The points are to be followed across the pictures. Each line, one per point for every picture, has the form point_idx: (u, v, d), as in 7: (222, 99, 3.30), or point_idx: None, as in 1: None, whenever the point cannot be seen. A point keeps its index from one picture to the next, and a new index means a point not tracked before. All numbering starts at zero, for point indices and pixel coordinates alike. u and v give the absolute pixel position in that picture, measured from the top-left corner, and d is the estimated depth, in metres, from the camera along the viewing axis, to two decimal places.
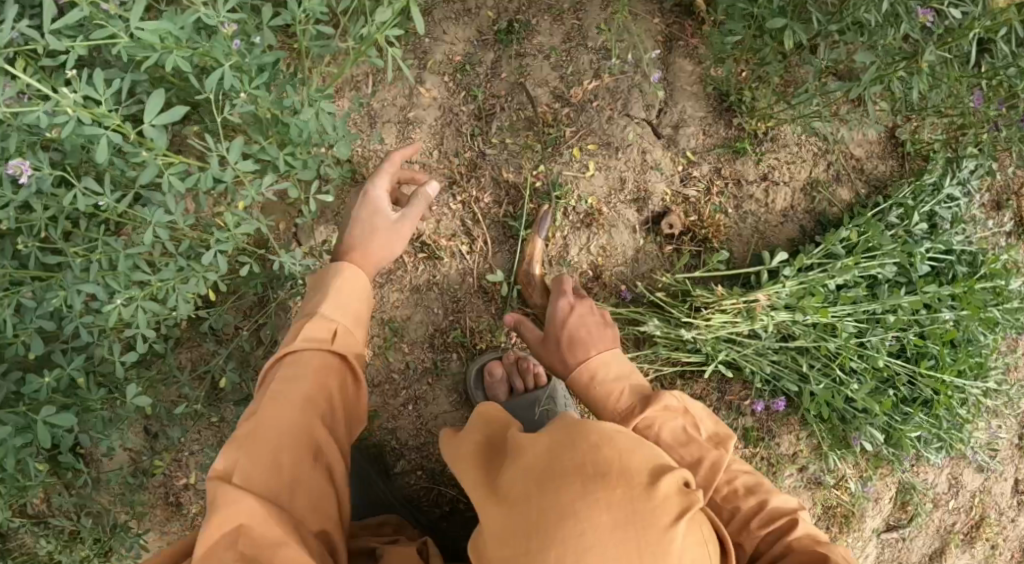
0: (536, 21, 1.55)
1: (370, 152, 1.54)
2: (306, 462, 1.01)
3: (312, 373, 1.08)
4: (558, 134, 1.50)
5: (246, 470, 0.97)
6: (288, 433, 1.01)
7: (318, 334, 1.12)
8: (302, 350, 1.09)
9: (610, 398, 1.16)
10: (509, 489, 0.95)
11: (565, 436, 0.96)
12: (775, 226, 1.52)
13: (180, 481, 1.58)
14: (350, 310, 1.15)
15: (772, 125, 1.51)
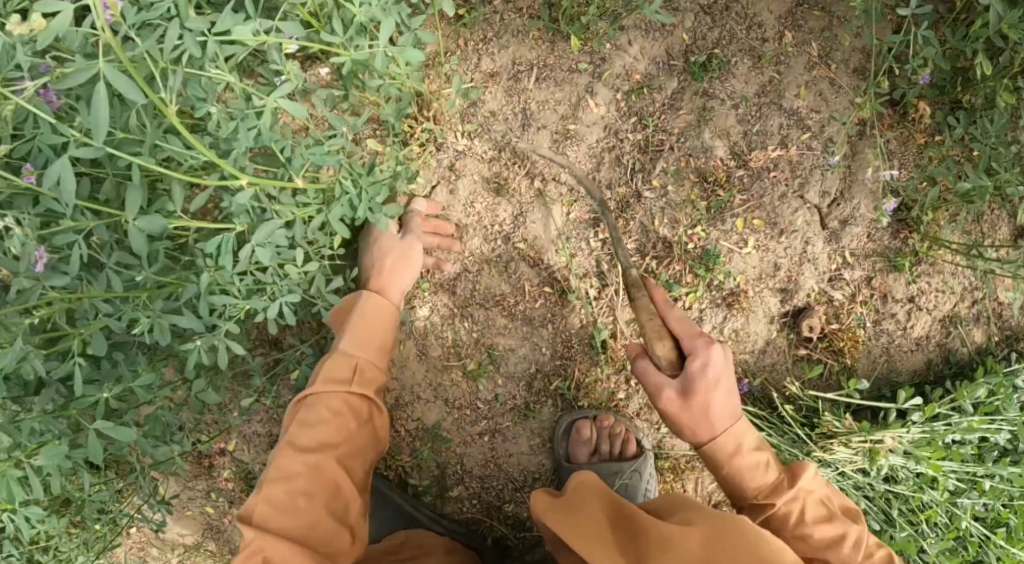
0: (735, 60, 1.38)
1: (519, 157, 1.37)
2: (335, 518, 1.07)
3: (331, 415, 1.13)
4: (726, 197, 1.36)
5: (265, 513, 1.04)
6: (296, 479, 1.06)
7: (339, 373, 1.17)
8: (323, 392, 1.14)
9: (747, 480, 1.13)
10: None
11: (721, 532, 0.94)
12: (906, 352, 1.42)
13: (217, 446, 1.49)
14: (372, 344, 1.22)
15: (938, 249, 1.38)
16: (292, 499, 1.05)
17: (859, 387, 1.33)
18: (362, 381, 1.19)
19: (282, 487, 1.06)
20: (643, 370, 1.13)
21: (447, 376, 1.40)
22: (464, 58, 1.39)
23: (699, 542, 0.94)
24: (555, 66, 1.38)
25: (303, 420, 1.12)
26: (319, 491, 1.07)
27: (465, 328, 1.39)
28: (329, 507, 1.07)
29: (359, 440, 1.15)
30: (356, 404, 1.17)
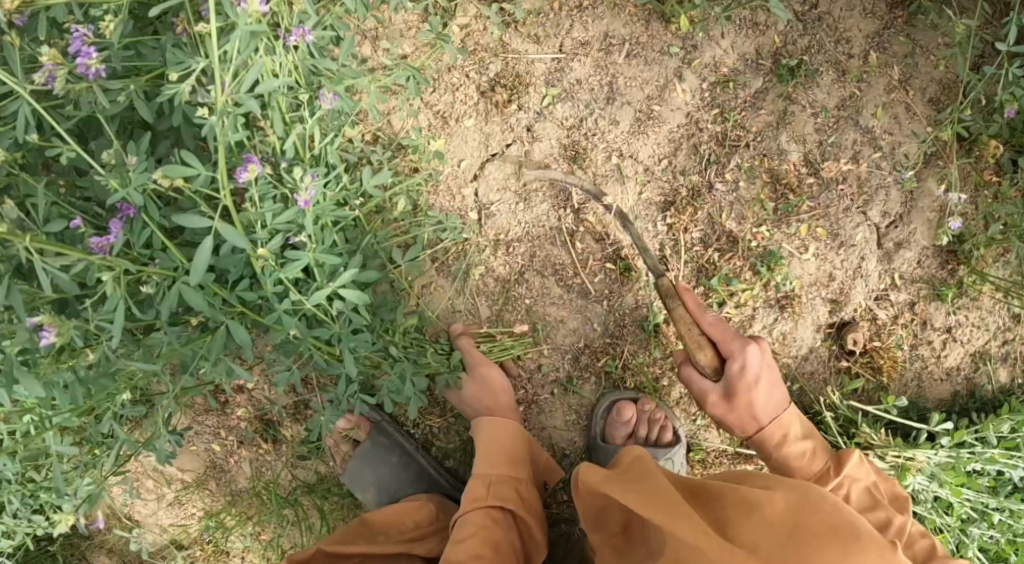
0: (821, 70, 1.39)
1: (599, 130, 1.37)
2: None
3: (501, 499, 1.19)
4: (794, 202, 1.38)
5: None
6: (445, 554, 1.11)
7: (500, 468, 1.23)
8: (486, 485, 1.21)
9: (801, 460, 1.16)
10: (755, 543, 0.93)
11: (799, 501, 0.97)
12: (936, 380, 1.45)
13: (236, 383, 1.46)
14: (520, 439, 1.27)
15: (982, 285, 1.42)
16: (461, 557, 1.11)
17: (897, 405, 1.36)
18: (523, 475, 1.25)
19: None
20: (687, 374, 1.22)
21: (491, 340, 1.38)
22: (558, 21, 1.37)
23: (779, 505, 0.97)
24: (647, 46, 1.37)
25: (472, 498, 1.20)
26: (496, 533, 1.16)
27: (517, 293, 1.38)
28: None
29: (517, 481, 1.24)
30: (517, 496, 1.22)
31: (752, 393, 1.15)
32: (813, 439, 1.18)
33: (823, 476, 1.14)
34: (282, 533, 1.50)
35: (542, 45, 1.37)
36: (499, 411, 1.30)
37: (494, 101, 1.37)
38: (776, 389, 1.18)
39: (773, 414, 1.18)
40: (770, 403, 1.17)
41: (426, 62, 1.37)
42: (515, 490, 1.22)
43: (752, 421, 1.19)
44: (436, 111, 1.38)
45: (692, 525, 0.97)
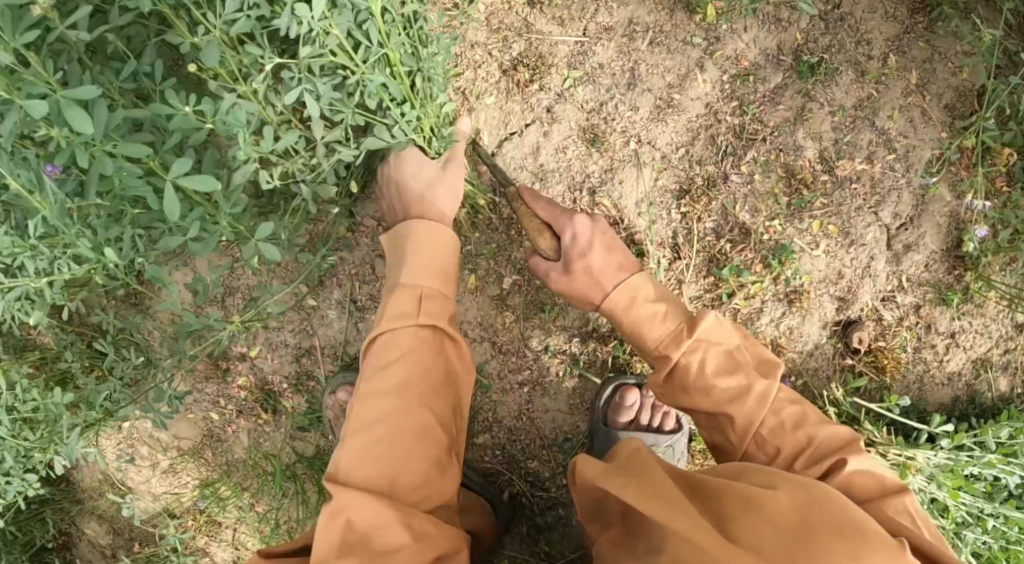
0: (841, 70, 1.40)
1: (619, 115, 1.37)
2: (421, 462, 1.04)
3: (409, 349, 1.11)
4: (808, 198, 1.39)
5: (348, 469, 1.01)
6: (379, 427, 1.04)
7: (404, 304, 1.14)
8: (398, 330, 1.12)
9: (689, 377, 1.09)
10: (759, 536, 0.88)
11: (804, 497, 0.92)
12: (937, 384, 1.46)
13: (238, 351, 1.46)
14: (427, 272, 1.18)
15: (988, 291, 1.42)
16: (392, 444, 1.03)
17: (899, 404, 1.37)
18: (429, 310, 1.15)
19: (368, 452, 1.02)
20: (535, 262, 1.25)
21: (499, 319, 1.39)
22: (583, 5, 1.37)
23: (783, 504, 0.91)
24: (670, 35, 1.38)
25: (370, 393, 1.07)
26: (409, 444, 1.03)
27: (528, 273, 1.38)
28: (409, 450, 1.03)
29: (437, 392, 1.09)
30: (428, 336, 1.13)
31: (632, 307, 1.16)
32: (720, 347, 1.10)
33: (739, 398, 1.05)
34: (276, 506, 1.49)
35: (566, 27, 1.38)
36: (418, 271, 1.18)
37: (515, 80, 1.37)
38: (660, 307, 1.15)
39: (663, 324, 1.13)
40: (654, 318, 1.14)
41: (450, 37, 1.37)
42: (431, 404, 1.08)
43: (643, 338, 1.14)
44: (456, 87, 1.38)
45: (692, 523, 0.90)
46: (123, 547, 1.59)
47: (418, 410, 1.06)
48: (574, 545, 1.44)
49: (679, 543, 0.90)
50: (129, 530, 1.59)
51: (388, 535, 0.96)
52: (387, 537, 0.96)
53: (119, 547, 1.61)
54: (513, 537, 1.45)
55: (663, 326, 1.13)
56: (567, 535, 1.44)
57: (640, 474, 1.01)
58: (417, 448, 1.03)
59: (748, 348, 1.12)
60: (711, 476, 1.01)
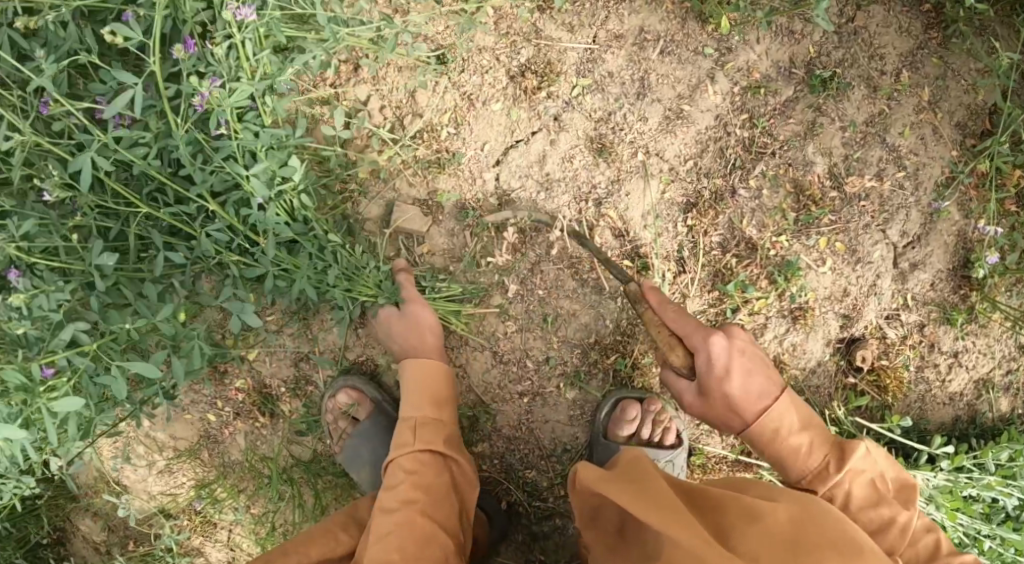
0: (853, 84, 1.38)
1: (627, 126, 1.35)
2: (434, 563, 1.08)
3: (415, 468, 1.18)
4: (816, 215, 1.37)
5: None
6: (390, 534, 1.10)
7: (405, 437, 1.22)
8: (399, 456, 1.19)
9: (797, 457, 1.10)
10: (752, 549, 0.86)
11: (803, 513, 0.90)
12: (938, 404, 1.45)
13: (237, 353, 1.48)
14: (426, 397, 1.25)
15: (993, 312, 1.41)
16: (404, 544, 1.08)
17: (901, 424, 1.36)
18: (432, 433, 1.22)
19: (384, 549, 1.08)
20: (632, 290, 1.24)
21: (501, 329, 1.38)
22: (594, 11, 1.35)
23: (782, 518, 0.90)
24: (682, 44, 1.36)
25: (385, 508, 1.14)
26: (415, 545, 1.08)
27: (531, 283, 1.36)
28: (420, 552, 1.08)
29: (444, 505, 1.15)
30: (431, 457, 1.20)
31: (722, 383, 1.13)
32: (797, 424, 1.12)
33: (818, 479, 1.08)
34: (271, 507, 1.56)
35: (576, 34, 1.35)
36: (415, 403, 1.25)
37: (523, 86, 1.35)
38: (763, 379, 1.15)
39: (758, 407, 1.14)
40: (750, 394, 1.14)
41: (458, 40, 1.34)
42: (439, 515, 1.14)
43: (738, 416, 1.15)
44: (463, 92, 1.36)
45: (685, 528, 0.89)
46: (117, 541, 1.66)
47: (426, 518, 1.12)
48: (567, 555, 1.45)
49: (675, 551, 0.89)
50: (123, 528, 1.66)
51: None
52: None
53: (113, 544, 1.68)
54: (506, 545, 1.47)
55: (768, 393, 1.14)
56: (563, 545, 1.44)
57: (638, 482, 1.00)
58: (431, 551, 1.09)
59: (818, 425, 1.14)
60: (713, 489, 0.99)
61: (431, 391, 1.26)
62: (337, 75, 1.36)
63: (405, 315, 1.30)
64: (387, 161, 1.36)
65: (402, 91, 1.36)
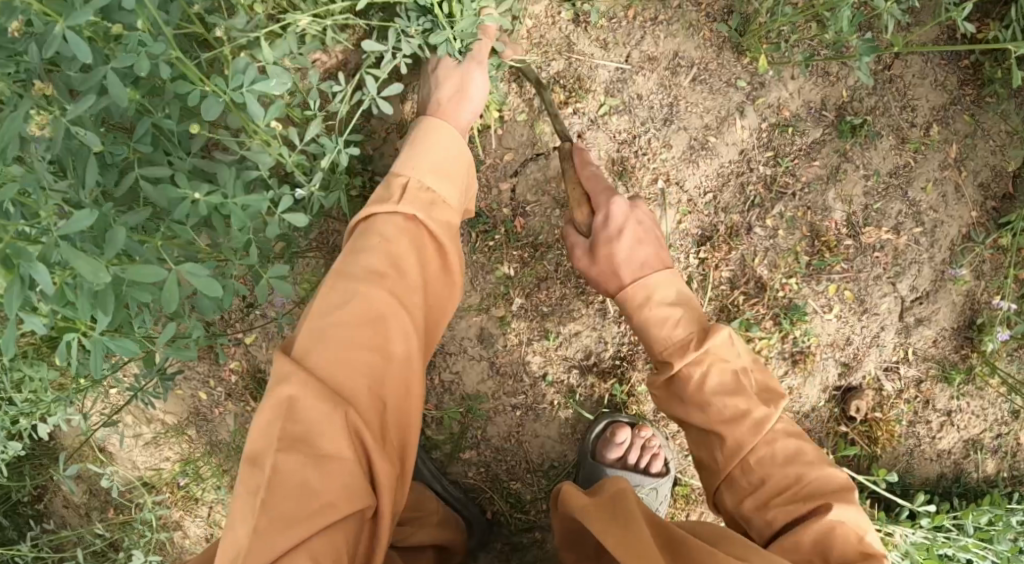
0: (882, 134, 1.36)
1: (652, 151, 1.33)
2: (383, 355, 0.96)
3: (396, 237, 1.02)
4: (828, 261, 1.37)
5: (314, 345, 0.93)
6: (347, 306, 0.96)
7: (388, 195, 1.06)
8: (381, 219, 1.04)
9: (664, 326, 1.11)
10: None
11: None
12: (925, 459, 1.46)
13: (234, 336, 1.50)
14: (436, 165, 1.11)
15: (992, 376, 1.41)
16: (364, 335, 0.95)
17: (888, 479, 1.37)
18: (425, 208, 1.06)
19: (334, 322, 0.95)
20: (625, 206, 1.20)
21: (500, 340, 1.38)
22: (629, 31, 1.33)
23: None
24: (715, 74, 1.34)
25: (345, 271, 0.99)
26: (369, 334, 0.95)
27: (536, 300, 1.36)
28: (374, 339, 0.95)
29: (416, 292, 1.01)
30: (417, 232, 1.05)
31: (654, 299, 1.13)
32: (726, 364, 1.08)
33: (735, 420, 1.05)
34: None
35: (609, 52, 1.33)
36: (421, 165, 1.11)
37: (550, 100, 1.33)
38: (652, 244, 1.17)
39: (637, 274, 1.15)
40: (633, 257, 1.15)
41: None
42: (405, 295, 1.00)
43: (615, 278, 1.16)
44: (489, 98, 1.33)
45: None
46: (98, 504, 1.70)
47: (391, 298, 0.98)
48: None
49: None
50: (104, 494, 1.69)
51: (329, 415, 0.89)
52: (331, 436, 0.88)
53: (93, 507, 1.72)
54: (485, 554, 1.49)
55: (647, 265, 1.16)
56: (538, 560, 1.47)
57: (612, 522, 0.97)
58: (382, 340, 0.96)
59: (754, 373, 1.11)
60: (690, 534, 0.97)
61: (444, 165, 1.12)
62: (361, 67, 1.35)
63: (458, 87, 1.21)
64: None
65: None
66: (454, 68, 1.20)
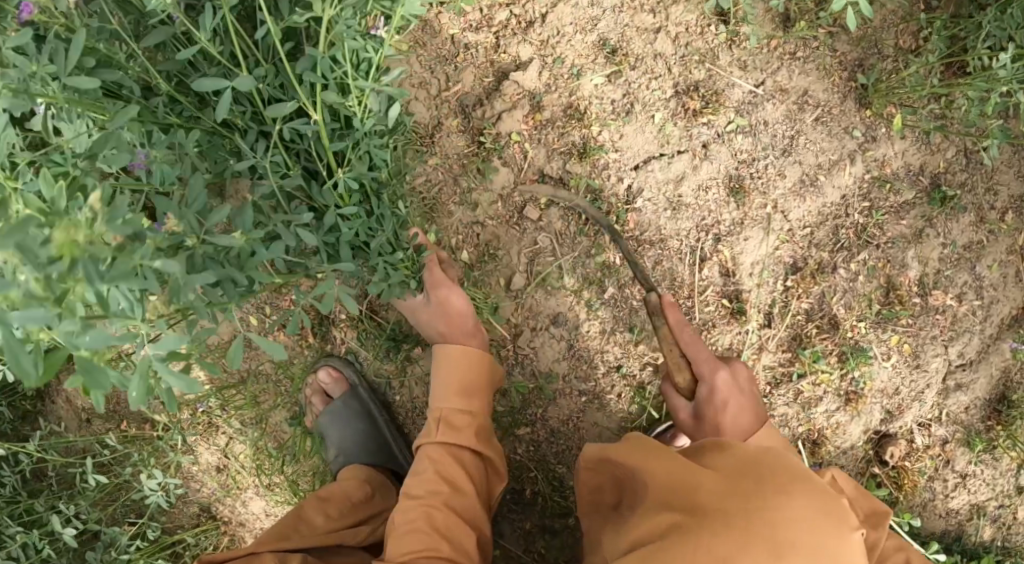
0: (966, 210, 1.44)
1: (766, 175, 1.39)
2: (452, 546, 1.19)
3: (434, 462, 1.25)
4: (898, 314, 1.44)
5: (395, 551, 1.18)
6: (416, 520, 1.20)
7: (434, 427, 1.28)
8: (428, 444, 1.27)
9: (733, 428, 1.19)
10: (720, 469, 1.03)
11: (753, 454, 1.05)
12: (932, 513, 1.56)
13: None
14: (461, 385, 1.29)
15: (1012, 450, 1.51)
16: (425, 535, 1.18)
17: (909, 521, 1.49)
18: (458, 423, 1.28)
19: (404, 533, 1.19)
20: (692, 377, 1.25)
21: (584, 325, 1.41)
22: (768, 59, 1.38)
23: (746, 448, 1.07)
24: (836, 118, 1.40)
25: (410, 496, 1.24)
26: (436, 536, 1.19)
27: (627, 294, 1.39)
28: (436, 528, 1.20)
29: (462, 488, 1.24)
30: (457, 447, 1.27)
31: (722, 417, 1.19)
32: (776, 451, 1.20)
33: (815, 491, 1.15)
34: (287, 430, 1.58)
35: (746, 73, 1.38)
36: (448, 393, 1.29)
37: (685, 104, 1.37)
38: (732, 397, 1.20)
39: (737, 416, 1.19)
40: (739, 408, 1.20)
41: (638, 39, 1.36)
42: (460, 501, 1.23)
43: (717, 416, 1.19)
44: (628, 90, 1.36)
45: (677, 481, 1.03)
46: (103, 414, 1.62)
47: (447, 508, 1.22)
48: (568, 554, 1.53)
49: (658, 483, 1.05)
50: (114, 402, 1.61)
51: None
52: None
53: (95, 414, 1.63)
54: (513, 531, 1.55)
55: (727, 399, 1.20)
56: (567, 544, 1.53)
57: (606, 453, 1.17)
58: (456, 532, 1.21)
59: (792, 454, 1.23)
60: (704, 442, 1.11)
61: (467, 379, 1.29)
62: (506, 27, 1.36)
63: (430, 305, 1.30)
64: (531, 128, 1.37)
65: (569, 68, 1.36)
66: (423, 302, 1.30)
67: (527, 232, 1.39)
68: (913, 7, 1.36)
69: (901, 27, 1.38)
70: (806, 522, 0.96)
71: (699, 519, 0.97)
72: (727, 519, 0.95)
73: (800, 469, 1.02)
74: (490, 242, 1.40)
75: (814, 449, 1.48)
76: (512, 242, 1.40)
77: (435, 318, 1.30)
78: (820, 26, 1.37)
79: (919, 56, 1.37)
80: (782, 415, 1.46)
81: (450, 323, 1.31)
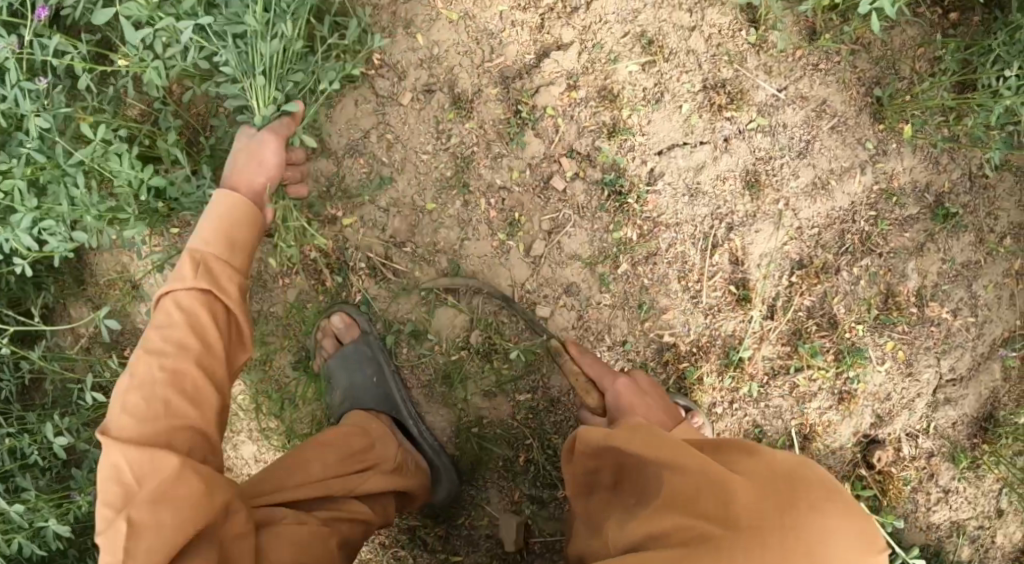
0: (966, 229, 1.48)
1: (777, 172, 1.46)
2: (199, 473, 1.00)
3: (190, 311, 1.11)
4: (895, 320, 1.49)
5: (122, 426, 1.02)
6: (154, 387, 1.06)
7: (183, 270, 1.13)
8: (179, 293, 1.12)
9: (689, 441, 1.16)
10: (751, 477, 0.87)
11: (790, 463, 0.89)
12: (915, 527, 1.57)
13: (330, 214, 1.54)
14: (224, 236, 1.18)
15: (996, 470, 1.52)
16: (162, 425, 1.03)
17: (892, 525, 1.51)
18: (206, 274, 1.14)
19: (140, 396, 1.05)
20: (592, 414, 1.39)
21: (595, 297, 1.48)
22: (792, 67, 1.46)
23: (780, 455, 0.91)
24: (851, 129, 1.46)
25: (152, 350, 1.09)
26: (180, 403, 1.06)
27: (638, 272, 1.47)
28: (172, 412, 1.05)
29: (208, 352, 1.11)
30: (210, 303, 1.14)
31: (633, 411, 1.27)
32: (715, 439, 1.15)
33: None
34: (289, 376, 1.62)
35: (770, 78, 1.46)
36: (211, 237, 1.18)
37: (712, 100, 1.45)
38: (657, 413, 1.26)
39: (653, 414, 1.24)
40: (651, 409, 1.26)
41: (674, 34, 1.45)
42: (211, 361, 1.11)
43: (637, 414, 1.25)
44: (660, 80, 1.45)
45: (709, 481, 0.86)
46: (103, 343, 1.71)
47: (198, 371, 1.09)
48: (555, 526, 1.55)
49: (677, 485, 0.89)
50: (116, 333, 1.71)
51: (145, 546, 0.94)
52: (139, 542, 0.94)
53: (96, 343, 1.72)
54: (502, 499, 1.56)
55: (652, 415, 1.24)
56: (554, 516, 1.55)
57: (610, 438, 1.01)
58: (179, 432, 1.04)
59: None
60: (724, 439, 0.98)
61: (229, 228, 1.19)
62: (551, 12, 1.46)
63: (253, 141, 1.30)
64: (564, 106, 1.46)
65: (606, 54, 1.45)
66: (250, 138, 1.30)
67: (550, 202, 1.47)
68: (931, 31, 1.42)
69: (919, 51, 1.43)
70: (846, 546, 0.80)
71: (732, 535, 0.81)
72: (760, 546, 0.79)
73: (835, 484, 0.86)
74: (515, 207, 1.48)
75: (805, 445, 1.52)
76: (536, 211, 1.47)
77: (233, 172, 1.29)
78: (842, 42, 1.44)
79: (934, 77, 1.42)
80: (777, 408, 1.49)
81: (243, 191, 1.29)
